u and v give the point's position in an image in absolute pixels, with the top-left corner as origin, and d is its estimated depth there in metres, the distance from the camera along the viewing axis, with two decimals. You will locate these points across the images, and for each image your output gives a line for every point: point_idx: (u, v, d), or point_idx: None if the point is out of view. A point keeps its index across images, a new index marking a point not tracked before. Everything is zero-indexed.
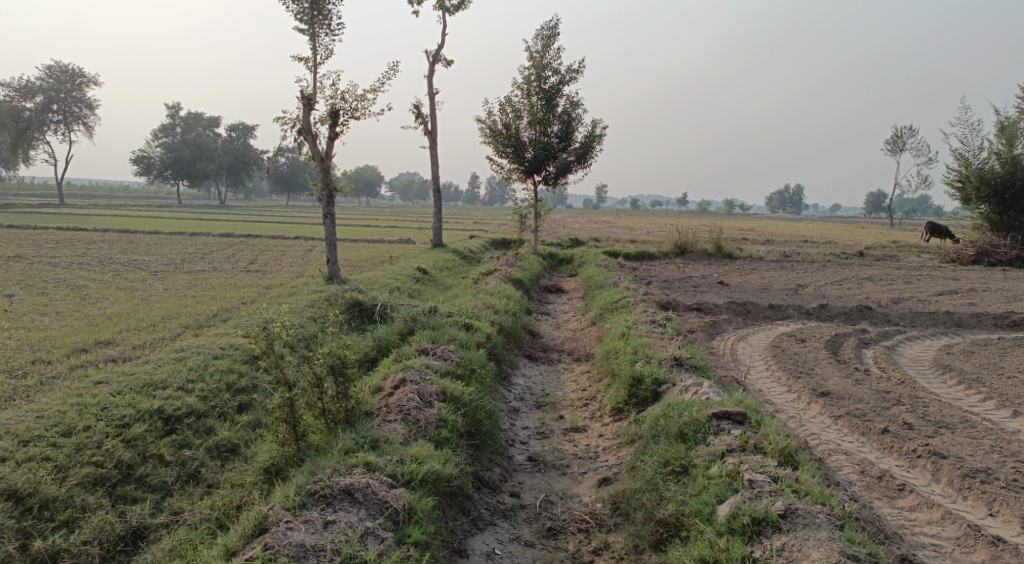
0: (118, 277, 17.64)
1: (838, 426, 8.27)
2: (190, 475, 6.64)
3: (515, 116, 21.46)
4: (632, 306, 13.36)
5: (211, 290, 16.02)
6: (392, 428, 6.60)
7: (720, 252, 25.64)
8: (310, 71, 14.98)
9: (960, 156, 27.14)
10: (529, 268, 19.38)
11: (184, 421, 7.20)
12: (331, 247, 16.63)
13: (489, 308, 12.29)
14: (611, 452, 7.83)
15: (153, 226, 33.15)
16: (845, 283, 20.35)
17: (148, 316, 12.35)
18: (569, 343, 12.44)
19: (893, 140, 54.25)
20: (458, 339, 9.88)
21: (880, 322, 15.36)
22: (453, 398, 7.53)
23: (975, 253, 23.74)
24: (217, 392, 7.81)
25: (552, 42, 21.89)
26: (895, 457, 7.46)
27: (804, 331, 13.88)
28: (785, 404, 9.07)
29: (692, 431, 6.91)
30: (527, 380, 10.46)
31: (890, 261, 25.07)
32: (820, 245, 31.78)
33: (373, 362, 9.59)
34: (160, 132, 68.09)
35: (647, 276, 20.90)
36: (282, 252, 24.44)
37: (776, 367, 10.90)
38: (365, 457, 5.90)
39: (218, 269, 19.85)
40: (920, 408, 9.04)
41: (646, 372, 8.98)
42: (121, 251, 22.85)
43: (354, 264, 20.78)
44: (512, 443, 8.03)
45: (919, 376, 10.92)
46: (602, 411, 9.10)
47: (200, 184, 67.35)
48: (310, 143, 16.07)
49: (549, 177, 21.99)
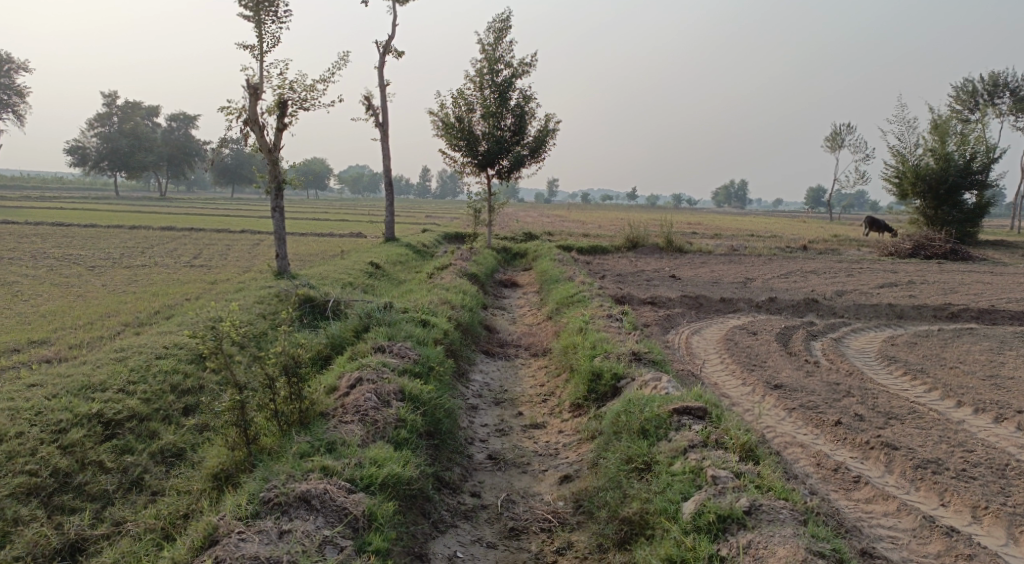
0: (53, 272, 16.86)
1: (793, 418, 8.37)
2: (133, 482, 6.31)
3: (468, 109, 21.24)
4: (588, 300, 13.34)
5: (153, 286, 15.45)
6: (349, 430, 6.39)
7: (671, 246, 25.90)
8: (256, 59, 14.54)
9: (897, 152, 27.98)
10: (483, 262, 19.22)
11: (126, 425, 6.86)
12: (280, 241, 16.20)
13: (444, 303, 12.11)
14: (572, 448, 7.77)
15: (90, 219, 31.90)
16: (791, 276, 20.75)
17: (86, 314, 11.80)
18: (526, 338, 12.35)
19: (832, 136, 55.83)
20: (415, 336, 9.70)
21: (826, 314, 15.70)
22: (412, 397, 7.35)
23: (913, 247, 24.48)
24: (161, 394, 7.48)
25: (505, 35, 21.75)
26: (848, 449, 7.57)
27: (755, 324, 14.09)
28: (741, 398, 9.15)
29: (653, 428, 6.87)
30: (484, 376, 10.34)
31: (833, 255, 25.70)
32: (766, 239, 32.42)
33: (327, 360, 9.34)
34: (96, 121, 65.58)
35: (600, 270, 20.96)
36: (227, 247, 23.76)
37: (730, 361, 11.02)
38: (321, 461, 5.69)
39: (160, 264, 19.17)
40: (870, 399, 9.23)
41: (605, 367, 8.94)
42: (55, 245, 21.89)
43: (304, 259, 20.33)
44: (471, 441, 7.90)
45: (866, 367, 11.17)
46: (561, 407, 9.04)
47: (139, 175, 65.21)
48: (257, 134, 15.61)
49: (503, 172, 21.88)
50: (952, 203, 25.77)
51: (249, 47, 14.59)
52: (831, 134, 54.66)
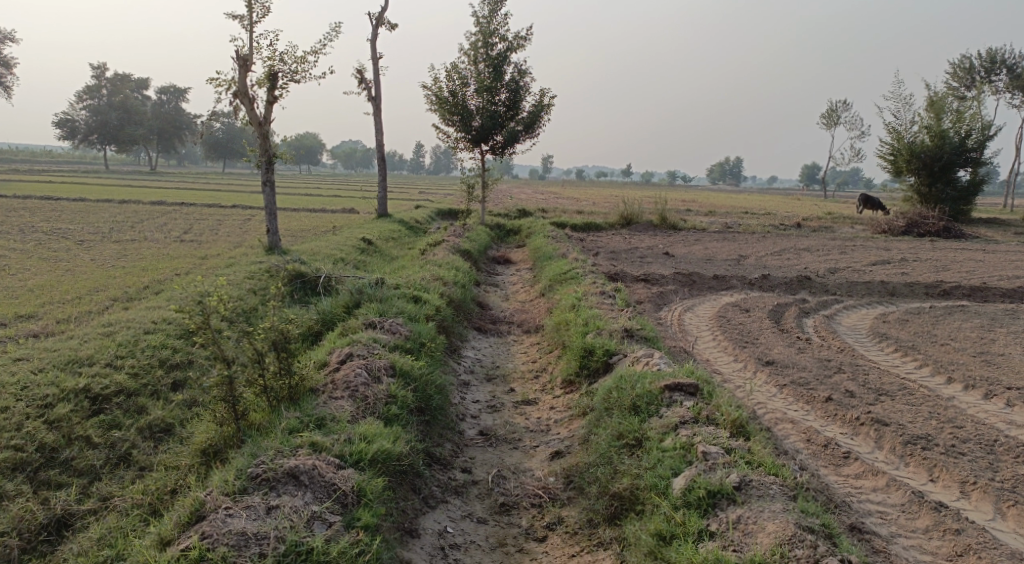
0: (41, 246, 16.70)
1: (784, 395, 8.38)
2: (121, 457, 6.27)
3: (462, 84, 21.01)
4: (581, 277, 13.29)
5: (143, 261, 15.33)
6: (339, 405, 6.36)
7: (665, 223, 25.83)
8: (246, 30, 14.30)
9: (893, 130, 27.86)
10: (476, 239, 19.12)
11: (113, 400, 6.81)
12: (271, 217, 16.06)
13: (437, 279, 12.04)
14: (563, 424, 7.76)
15: (80, 193, 31.60)
16: (785, 254, 20.73)
17: (75, 288, 11.70)
18: (519, 314, 12.31)
19: (827, 113, 55.61)
20: (406, 312, 9.65)
21: (819, 292, 15.69)
22: (403, 373, 7.32)
23: (906, 224, 24.47)
24: (150, 369, 7.43)
25: (499, 8, 21.46)
26: (839, 425, 7.59)
27: (748, 301, 14.08)
28: (732, 374, 9.16)
29: (645, 404, 6.87)
30: (477, 352, 10.31)
31: (827, 232, 25.67)
32: (760, 216, 32.37)
33: (317, 335, 9.30)
34: (85, 94, 64.75)
35: (594, 247, 20.90)
36: (219, 222, 23.58)
37: (722, 337, 11.01)
38: (310, 436, 5.66)
39: (150, 238, 19.01)
40: (861, 375, 9.24)
41: (598, 344, 8.92)
42: (44, 219, 21.68)
43: (295, 234, 20.19)
44: (462, 417, 7.88)
45: (858, 344, 11.18)
46: (553, 383, 9.04)
47: (129, 149, 64.57)
48: (247, 106, 15.41)
49: (496, 147, 21.70)
50: (946, 181, 25.74)
51: (238, 17, 14.35)
52: (826, 111, 54.56)
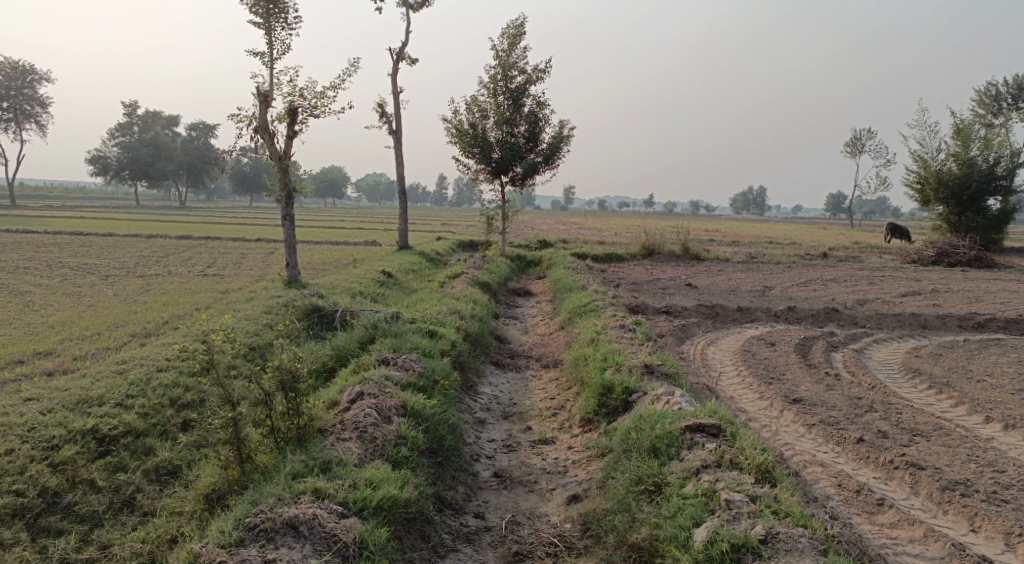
0: (66, 281, 16.83)
1: (812, 435, 8.03)
2: (125, 502, 6.10)
3: (482, 116, 21.05)
4: (601, 310, 13.04)
5: (165, 296, 15.37)
6: (346, 448, 6.15)
7: (687, 254, 25.52)
8: (266, 66, 14.44)
9: (919, 157, 27.41)
10: (496, 270, 18.98)
11: (120, 442, 6.67)
12: (290, 250, 16.05)
13: (453, 313, 11.84)
14: (581, 466, 7.48)
15: (108, 227, 32.08)
16: (811, 284, 20.30)
17: (94, 324, 11.68)
18: (537, 348, 12.07)
19: (852, 141, 55.17)
20: (421, 347, 9.47)
21: (847, 324, 15.26)
22: (414, 412, 7.11)
23: (936, 254, 23.91)
24: (160, 408, 7.28)
25: (518, 41, 21.56)
26: (871, 469, 7.22)
27: (774, 334, 13.71)
28: (758, 413, 8.82)
29: (665, 446, 6.58)
30: (493, 388, 10.08)
31: (854, 262, 25.17)
32: (784, 246, 31.91)
33: (331, 372, 9.14)
34: (117, 131, 66.24)
35: (615, 279, 20.64)
36: (241, 255, 23.71)
37: (747, 373, 10.68)
38: (314, 482, 5.46)
39: (174, 273, 19.11)
40: (894, 414, 8.85)
41: (617, 381, 8.65)
42: (71, 254, 21.92)
43: (317, 267, 20.21)
44: (476, 458, 7.63)
45: (889, 380, 10.77)
46: (571, 421, 8.76)
47: (159, 183, 65.78)
48: (267, 141, 15.50)
49: (516, 178, 21.63)
50: (976, 209, 25.20)
51: (258, 54, 14.50)
52: (851, 139, 54.26)
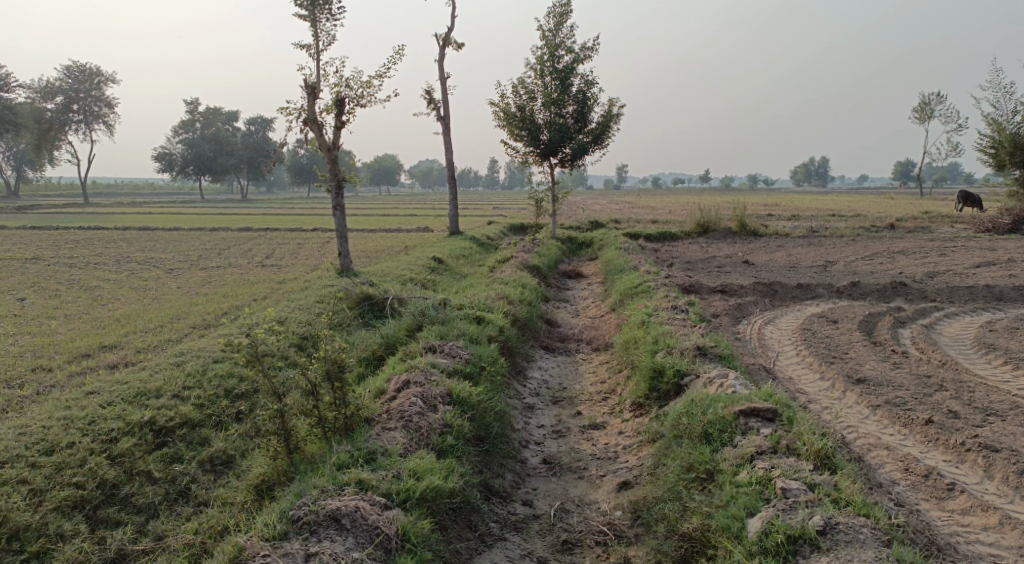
0: (132, 276, 17.38)
1: (877, 417, 7.69)
2: (180, 492, 6.21)
3: (529, 98, 20.83)
4: (653, 290, 12.77)
5: (224, 287, 15.72)
6: (391, 438, 6.11)
7: (744, 230, 24.84)
8: (313, 59, 14.52)
9: (993, 120, 26.00)
10: (546, 253, 18.78)
11: (177, 432, 6.80)
12: (342, 239, 16.20)
13: (502, 298, 11.75)
14: (632, 452, 7.33)
15: (173, 222, 33.06)
16: (875, 258, 19.52)
17: (157, 316, 12.00)
18: (588, 331, 11.89)
19: (920, 105, 52.93)
20: (468, 334, 9.42)
21: (915, 298, 14.61)
22: (460, 400, 7.06)
23: (1012, 221, 22.68)
24: (215, 399, 7.40)
25: (564, 19, 21.22)
26: (941, 452, 6.86)
27: (836, 311, 13.20)
28: (818, 394, 8.50)
29: (717, 431, 6.38)
30: (543, 373, 9.98)
31: (923, 233, 24.12)
32: (847, 218, 30.80)
33: (381, 360, 9.18)
34: (180, 128, 68.17)
35: (669, 258, 20.25)
36: (298, 245, 24.11)
37: (807, 353, 10.31)
38: (358, 473, 5.46)
39: (234, 265, 19.55)
40: (966, 393, 8.41)
41: (667, 364, 8.44)
42: (138, 249, 22.66)
43: (370, 255, 20.40)
44: (525, 445, 7.55)
45: (961, 357, 10.25)
46: (622, 405, 8.60)
47: (222, 178, 67.61)
48: (316, 132, 15.63)
49: (566, 159, 21.34)
50: None
51: (304, 46, 14.59)
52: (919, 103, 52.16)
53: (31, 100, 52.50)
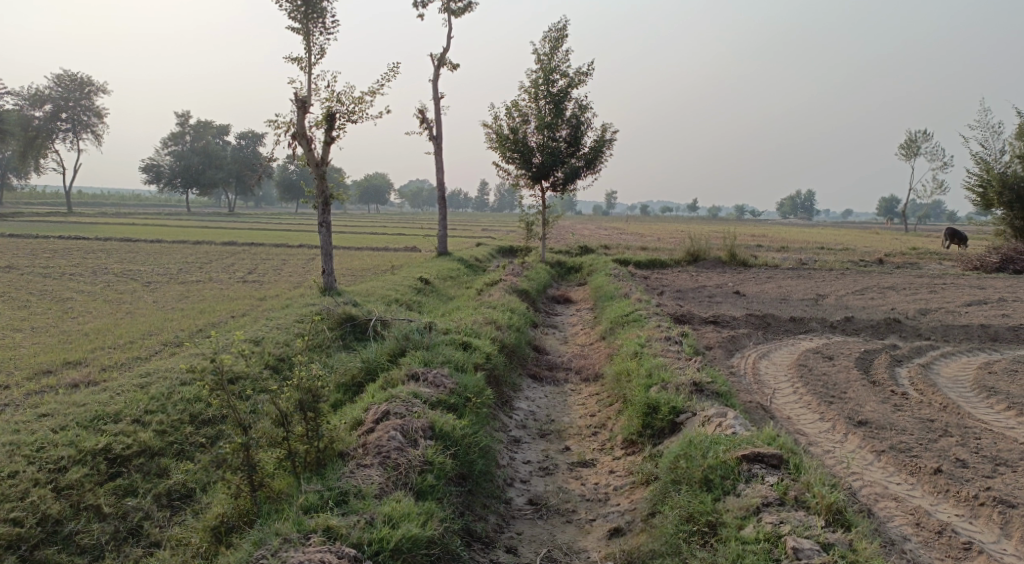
0: (108, 288, 16.81)
1: (882, 464, 7.29)
2: (131, 531, 5.71)
3: (522, 121, 20.56)
4: (645, 320, 12.37)
5: (202, 303, 15.17)
6: (366, 475, 5.64)
7: (734, 260, 24.57)
8: (304, 72, 14.14)
9: (981, 160, 25.99)
10: (535, 277, 18.40)
11: (133, 462, 6.28)
12: (326, 257, 15.72)
13: (489, 323, 11.29)
14: (624, 495, 6.88)
15: (157, 234, 32.40)
16: (866, 293, 19.26)
17: (128, 332, 11.43)
18: (577, 360, 11.45)
19: (907, 142, 53.44)
20: (454, 361, 8.95)
21: (909, 336, 14.29)
22: (443, 434, 6.58)
23: (1000, 260, 22.53)
24: (179, 425, 6.88)
25: (560, 43, 21.02)
26: (952, 504, 6.46)
27: (831, 347, 12.84)
28: (818, 436, 8.10)
29: (719, 478, 5.97)
30: (531, 404, 9.51)
31: (912, 269, 23.94)
32: (836, 252, 30.64)
33: (360, 387, 8.69)
34: (169, 140, 67.56)
35: (660, 286, 19.91)
36: (283, 261, 23.58)
37: (805, 391, 9.90)
38: (327, 519, 5.03)
39: (214, 279, 18.99)
40: (972, 440, 8.03)
41: (662, 400, 8.00)
42: (117, 260, 22.06)
43: (355, 274, 19.92)
44: (510, 483, 7.06)
45: (962, 400, 9.88)
46: (613, 442, 8.15)
47: (210, 191, 66.96)
48: (304, 147, 15.20)
49: (557, 184, 21.01)
50: None
51: (296, 58, 14.22)
52: (906, 140, 52.76)
53: (19, 107, 51.88)
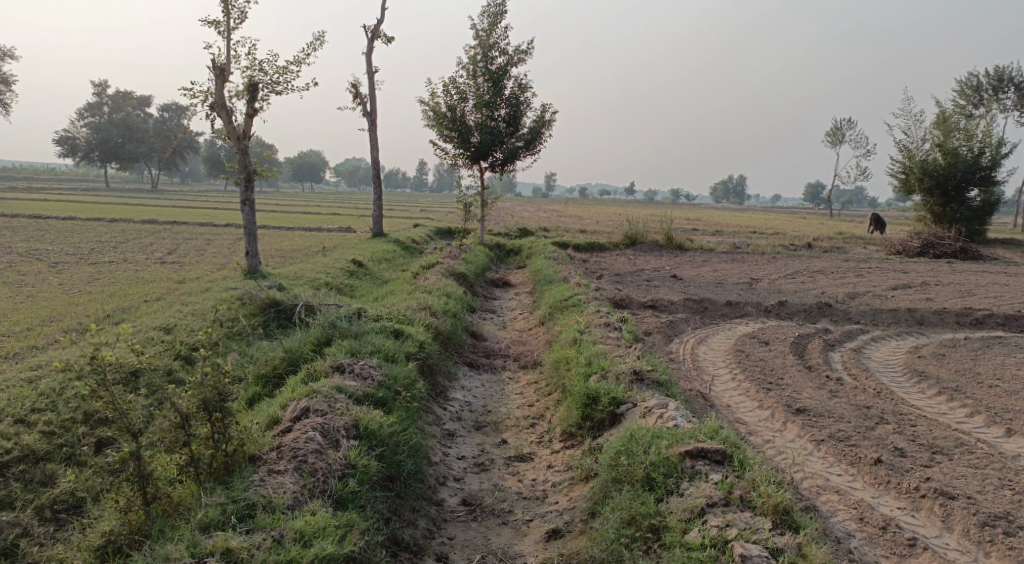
0: (10, 269, 15.51)
1: (821, 453, 7.14)
2: (5, 550, 5.09)
3: (460, 98, 19.94)
4: (584, 304, 12.06)
5: (115, 286, 14.18)
6: (278, 483, 5.14)
7: (670, 243, 24.61)
8: (223, 38, 13.20)
9: (904, 147, 26.66)
10: (473, 260, 17.90)
11: (12, 470, 5.67)
12: (251, 238, 14.88)
13: (423, 308, 10.76)
14: (562, 491, 6.56)
15: (72, 211, 30.48)
16: (797, 276, 19.48)
17: (27, 317, 10.47)
18: (515, 347, 11.07)
19: (833, 129, 54.82)
20: (383, 351, 8.42)
21: (840, 320, 14.42)
22: (368, 433, 6.08)
23: (921, 245, 23.13)
24: (71, 424, 6.23)
25: (499, 19, 20.43)
26: (893, 497, 6.36)
27: (766, 331, 12.79)
28: (757, 425, 7.93)
29: (661, 476, 5.70)
30: (466, 394, 9.08)
31: (839, 254, 24.43)
32: (768, 236, 31.05)
33: (281, 379, 8.11)
34: (86, 111, 63.91)
35: (598, 269, 19.71)
36: (207, 241, 22.43)
37: (742, 377, 9.75)
38: (228, 540, 4.59)
39: (130, 260, 17.86)
40: (908, 427, 7.96)
41: (603, 390, 7.67)
42: (24, 239, 20.56)
43: (284, 255, 19.06)
44: (442, 481, 6.63)
45: (894, 385, 9.90)
46: (551, 435, 7.81)
47: (131, 167, 63.76)
48: (225, 119, 14.28)
49: (495, 164, 20.50)
50: (960, 201, 24.47)
51: (214, 23, 13.26)
52: (832, 127, 54.10)
53: None
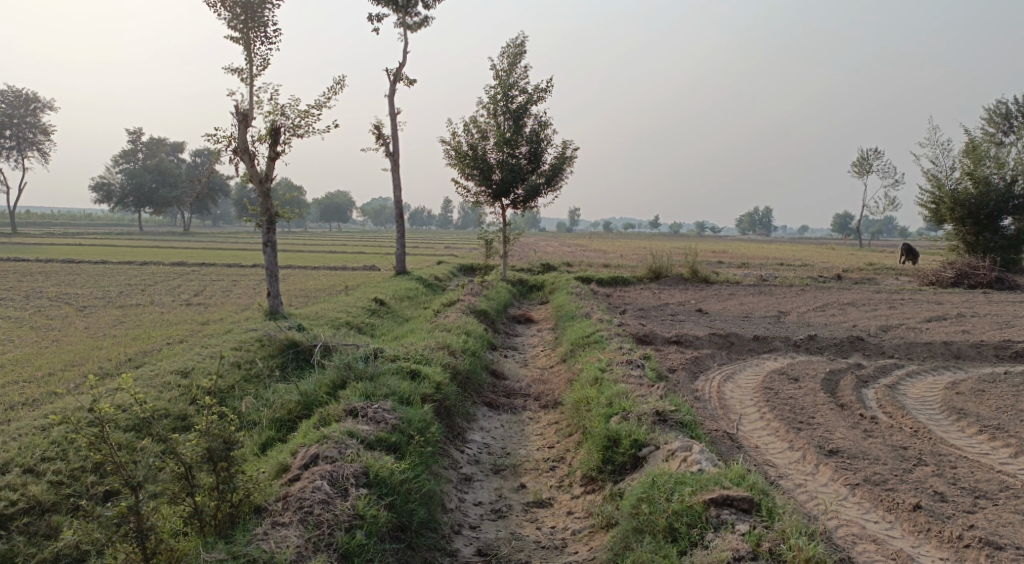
0: (38, 313, 15.70)
1: (856, 498, 6.78)
2: None
3: (481, 137, 20.01)
4: (606, 341, 11.81)
5: (139, 329, 14.23)
6: (282, 537, 5.02)
7: (696, 277, 24.27)
8: (245, 84, 13.39)
9: (932, 176, 26.15)
10: (495, 297, 17.76)
11: (17, 522, 5.58)
12: (273, 278, 14.89)
13: (442, 347, 10.59)
14: (582, 540, 6.27)
15: (103, 254, 31.00)
16: (827, 309, 19.02)
17: (49, 362, 10.50)
18: (536, 386, 10.82)
19: (859, 159, 54.24)
20: (399, 393, 8.23)
21: (873, 354, 13.97)
22: (379, 481, 5.88)
23: (955, 276, 22.53)
24: (80, 474, 6.10)
25: (519, 59, 20.56)
26: (934, 546, 5.99)
27: (796, 367, 12.39)
28: (788, 468, 7.58)
29: (685, 526, 5.43)
30: (485, 436, 8.84)
31: (869, 285, 23.90)
32: (796, 268, 30.53)
33: (295, 423, 7.96)
34: (121, 157, 65.54)
35: (621, 304, 19.44)
36: (233, 282, 22.60)
37: (771, 416, 9.39)
38: None
39: (156, 302, 18.00)
40: (948, 469, 7.56)
41: (624, 432, 7.40)
42: (55, 283, 20.86)
43: (307, 295, 19.08)
44: (457, 530, 6.39)
45: (932, 423, 9.47)
46: (571, 478, 7.53)
47: (163, 210, 65.03)
48: (247, 163, 14.41)
49: (517, 201, 20.45)
50: (993, 229, 23.89)
51: (236, 70, 13.46)
52: (858, 157, 53.54)
53: None
